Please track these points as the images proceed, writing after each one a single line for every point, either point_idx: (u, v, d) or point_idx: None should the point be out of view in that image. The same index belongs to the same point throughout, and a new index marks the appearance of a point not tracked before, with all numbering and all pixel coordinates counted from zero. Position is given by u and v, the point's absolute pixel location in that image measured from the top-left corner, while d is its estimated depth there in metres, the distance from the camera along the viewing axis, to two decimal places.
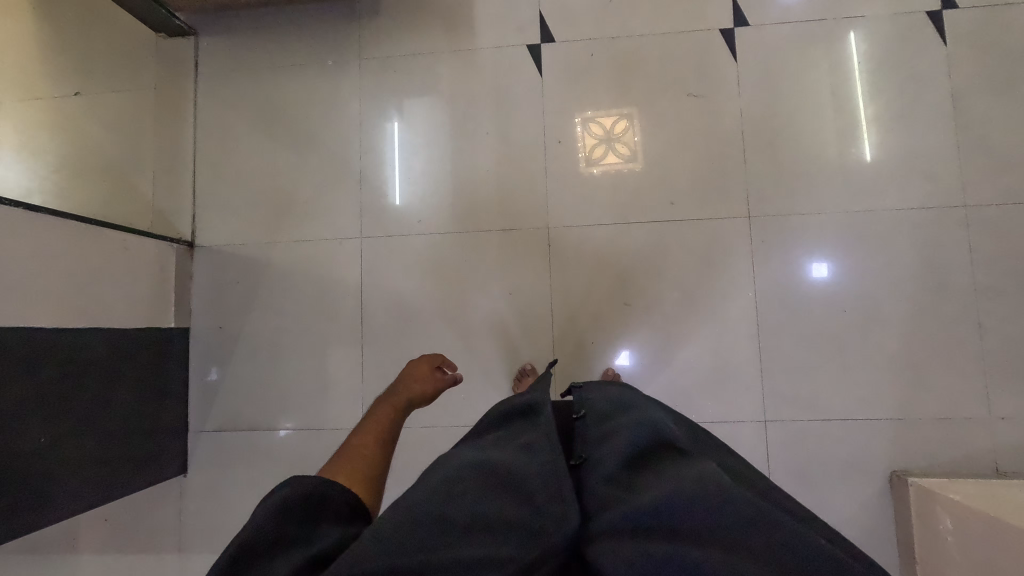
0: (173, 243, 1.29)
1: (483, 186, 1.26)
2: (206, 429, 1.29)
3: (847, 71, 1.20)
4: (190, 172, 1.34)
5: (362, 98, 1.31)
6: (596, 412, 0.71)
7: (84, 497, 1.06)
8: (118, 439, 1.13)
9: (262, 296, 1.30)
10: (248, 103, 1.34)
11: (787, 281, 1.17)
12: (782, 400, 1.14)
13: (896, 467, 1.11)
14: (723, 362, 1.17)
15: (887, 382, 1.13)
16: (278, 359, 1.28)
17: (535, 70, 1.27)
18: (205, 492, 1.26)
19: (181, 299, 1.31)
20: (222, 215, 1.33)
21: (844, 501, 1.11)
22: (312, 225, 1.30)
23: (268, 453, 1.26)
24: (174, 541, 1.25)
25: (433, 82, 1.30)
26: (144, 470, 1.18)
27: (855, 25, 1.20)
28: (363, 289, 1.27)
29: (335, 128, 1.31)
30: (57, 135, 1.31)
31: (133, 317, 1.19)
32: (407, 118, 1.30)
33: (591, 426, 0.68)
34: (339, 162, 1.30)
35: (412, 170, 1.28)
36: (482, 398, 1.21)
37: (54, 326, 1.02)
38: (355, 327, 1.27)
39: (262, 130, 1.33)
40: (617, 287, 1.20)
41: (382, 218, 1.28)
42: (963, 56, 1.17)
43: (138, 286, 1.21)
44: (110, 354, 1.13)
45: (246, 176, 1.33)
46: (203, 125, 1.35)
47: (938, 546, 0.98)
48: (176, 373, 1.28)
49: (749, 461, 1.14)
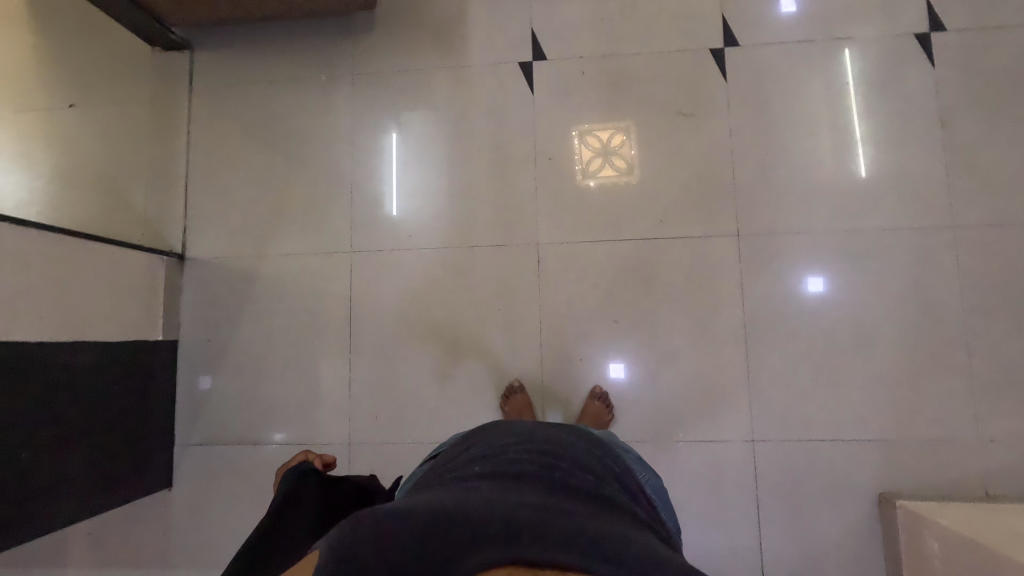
0: (163, 255, 1.29)
1: (472, 201, 1.27)
2: (192, 443, 1.28)
3: (836, 90, 1.20)
4: (182, 184, 1.35)
5: (353, 113, 1.32)
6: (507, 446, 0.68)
7: (68, 511, 1.05)
8: (104, 453, 1.12)
9: (252, 309, 1.30)
10: (241, 116, 1.35)
11: (778, 296, 1.17)
12: (770, 417, 1.14)
13: (886, 489, 1.10)
14: (711, 380, 1.16)
15: (875, 402, 1.12)
16: (265, 372, 1.28)
17: (525, 87, 1.28)
18: (190, 505, 1.26)
19: (170, 311, 1.30)
20: (213, 227, 1.33)
21: (835, 522, 1.10)
22: (302, 238, 1.30)
23: (253, 468, 1.25)
24: (159, 554, 1.25)
25: (425, 97, 1.31)
26: (129, 483, 1.18)
27: (843, 46, 1.21)
28: (352, 303, 1.27)
29: (327, 142, 1.32)
30: (51, 146, 1.32)
31: (122, 330, 1.19)
32: (398, 132, 1.30)
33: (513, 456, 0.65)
34: (330, 176, 1.31)
35: (402, 184, 1.29)
36: (469, 414, 1.21)
37: (42, 340, 1.02)
38: (344, 340, 1.26)
39: (255, 144, 1.34)
40: (605, 304, 1.20)
41: (371, 233, 1.28)
42: (951, 77, 1.18)
43: (128, 298, 1.21)
44: (100, 368, 1.13)
45: (237, 188, 1.33)
46: (196, 137, 1.35)
47: (925, 570, 0.97)
48: (164, 386, 1.27)
49: (737, 481, 1.13)
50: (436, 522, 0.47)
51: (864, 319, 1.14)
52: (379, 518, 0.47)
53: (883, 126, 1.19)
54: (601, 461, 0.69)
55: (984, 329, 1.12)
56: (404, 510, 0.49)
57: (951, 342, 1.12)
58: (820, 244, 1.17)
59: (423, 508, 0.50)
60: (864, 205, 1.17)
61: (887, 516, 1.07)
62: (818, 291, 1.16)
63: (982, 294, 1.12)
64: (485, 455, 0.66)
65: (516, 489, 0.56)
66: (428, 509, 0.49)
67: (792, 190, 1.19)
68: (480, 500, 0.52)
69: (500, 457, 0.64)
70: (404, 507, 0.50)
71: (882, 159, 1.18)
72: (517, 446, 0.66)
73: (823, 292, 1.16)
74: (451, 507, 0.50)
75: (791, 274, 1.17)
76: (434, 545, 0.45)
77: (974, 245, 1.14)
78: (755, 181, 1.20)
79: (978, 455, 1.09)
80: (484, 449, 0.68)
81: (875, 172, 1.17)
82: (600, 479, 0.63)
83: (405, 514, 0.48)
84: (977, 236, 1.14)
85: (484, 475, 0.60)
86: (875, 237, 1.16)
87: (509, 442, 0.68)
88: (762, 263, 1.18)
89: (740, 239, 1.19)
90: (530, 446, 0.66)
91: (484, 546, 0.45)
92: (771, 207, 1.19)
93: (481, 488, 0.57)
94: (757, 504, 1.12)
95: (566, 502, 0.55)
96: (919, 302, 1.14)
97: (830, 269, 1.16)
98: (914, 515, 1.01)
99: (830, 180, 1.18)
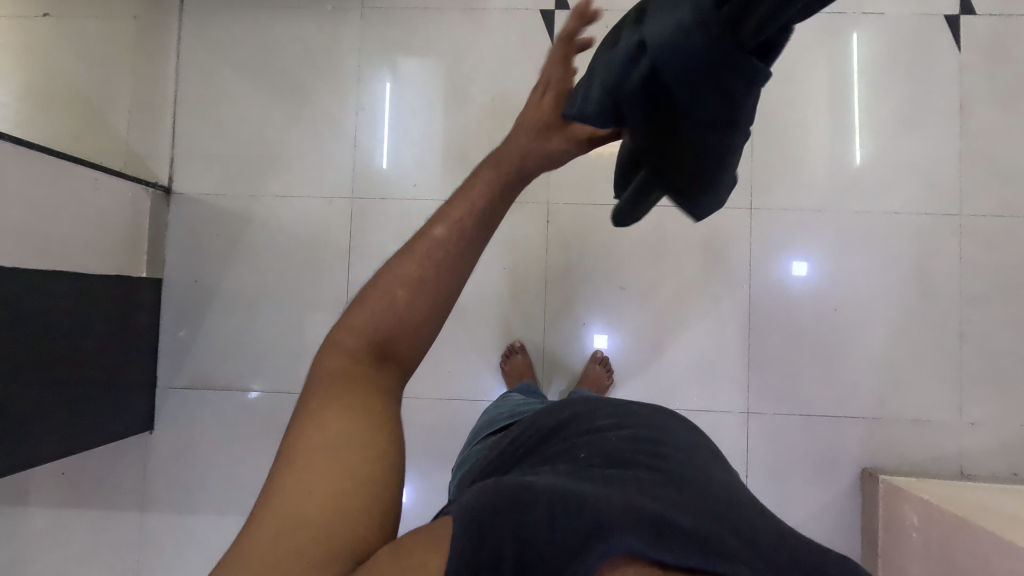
0: (148, 186, 1.21)
1: (483, 153, 1.22)
2: (175, 386, 1.23)
3: (862, 66, 1.18)
4: (171, 112, 1.25)
5: (361, 50, 1.23)
6: (576, 417, 0.58)
7: (45, 447, 1.00)
8: (83, 391, 1.07)
9: (242, 251, 1.23)
10: (237, 44, 1.25)
11: (782, 276, 1.17)
12: (765, 392, 1.16)
13: (868, 464, 1.14)
14: (710, 353, 1.16)
15: (867, 382, 1.15)
16: (253, 317, 1.23)
17: (546, 38, 1.22)
18: (171, 451, 1.22)
19: (155, 248, 1.23)
20: (204, 162, 1.25)
21: (816, 493, 1.14)
22: (300, 180, 1.23)
23: (238, 415, 1.21)
24: (137, 497, 1.21)
25: (439, 40, 1.23)
26: (108, 425, 1.13)
27: (873, 23, 1.19)
28: (351, 251, 1.22)
29: (330, 78, 1.23)
30: (21, 57, 1.20)
31: (103, 263, 1.12)
32: (409, 75, 1.23)
33: (581, 426, 0.56)
34: (333, 115, 1.23)
35: (410, 131, 1.22)
36: (467, 371, 1.19)
37: (18, 265, 0.94)
38: (339, 289, 1.22)
39: (252, 74, 1.25)
40: (613, 270, 1.18)
41: (375, 181, 1.22)
42: (975, 62, 1.17)
43: (109, 229, 1.13)
44: (79, 299, 1.06)
45: (232, 122, 1.24)
46: (187, 62, 1.25)
47: (902, 542, 1.01)
48: (146, 326, 1.21)
49: (728, 451, 1.15)
50: (560, 500, 0.37)
51: (866, 301, 1.16)
52: (488, 496, 0.37)
53: (904, 108, 1.17)
54: (674, 414, 0.60)
55: (978, 318, 1.14)
56: (514, 483, 0.39)
57: (944, 327, 1.15)
58: (829, 226, 1.17)
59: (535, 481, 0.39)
60: (875, 188, 1.17)
61: (868, 490, 1.11)
62: (802, 276, 1.16)
63: (978, 283, 1.15)
64: (561, 429, 0.57)
65: (604, 464, 0.46)
66: (542, 486, 0.39)
67: (807, 166, 1.18)
68: (578, 478, 0.42)
69: (573, 437, 0.54)
70: (514, 483, 0.39)
71: (897, 142, 1.17)
72: (606, 420, 0.55)
73: (807, 276, 1.16)
74: (557, 481, 0.40)
75: (797, 254, 1.17)
76: (565, 529, 0.36)
77: (977, 234, 1.15)
78: (773, 156, 1.18)
79: (958, 437, 1.14)
80: (554, 420, 0.60)
81: (890, 155, 1.17)
82: (701, 448, 0.53)
83: (502, 489, 0.38)
84: (981, 226, 1.15)
85: (565, 453, 0.50)
86: (884, 220, 1.16)
87: (591, 414, 0.58)
88: (772, 240, 1.17)
89: (752, 213, 1.18)
90: (603, 412, 0.58)
91: (611, 534, 0.35)
92: (788, 183, 1.18)
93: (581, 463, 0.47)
94: (745, 475, 1.15)
95: (663, 469, 0.45)
96: (919, 287, 1.15)
97: (837, 251, 1.16)
98: (896, 490, 1.04)
99: (847, 160, 1.17)
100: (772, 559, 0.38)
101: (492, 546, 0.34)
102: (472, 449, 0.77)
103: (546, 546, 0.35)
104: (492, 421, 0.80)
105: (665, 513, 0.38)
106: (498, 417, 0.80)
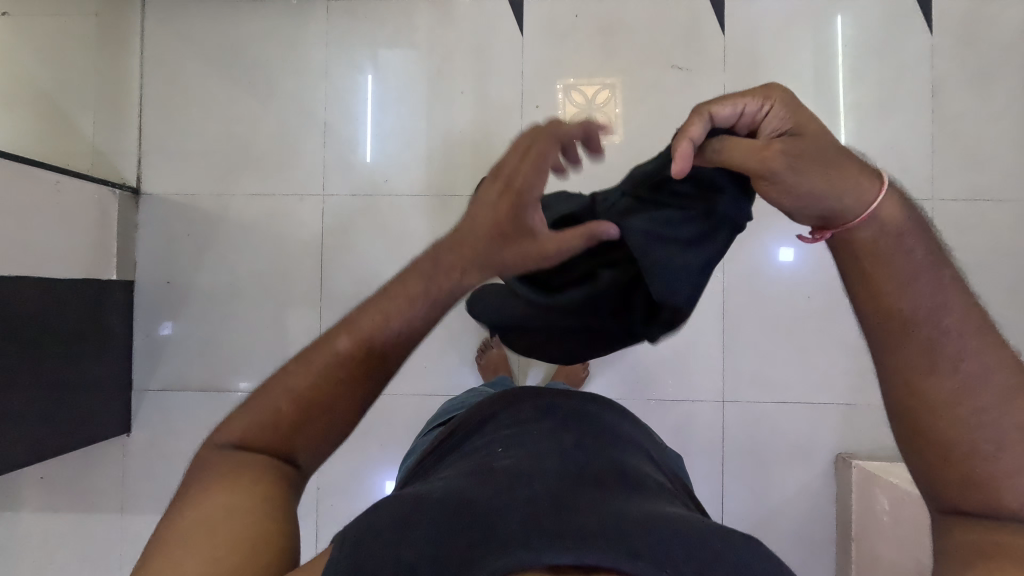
0: (114, 187, 1.20)
1: (455, 147, 1.21)
2: (151, 387, 1.23)
3: (834, 52, 1.17)
4: (136, 111, 1.23)
5: (328, 43, 1.22)
6: (505, 420, 0.59)
7: (17, 454, 1.00)
8: (55, 397, 1.06)
9: (214, 251, 1.22)
10: (203, 40, 1.23)
11: (756, 263, 1.16)
12: (740, 380, 1.16)
13: (842, 449, 1.15)
14: (683, 344, 1.17)
15: (842, 368, 1.16)
16: (227, 317, 1.22)
17: (515, 29, 1.20)
18: (150, 452, 1.22)
19: (125, 250, 1.22)
20: (172, 162, 1.23)
21: (792, 478, 1.15)
22: (270, 178, 1.22)
23: (215, 415, 1.21)
24: (118, 499, 1.21)
25: (407, 32, 1.21)
26: (84, 429, 1.12)
27: (845, 7, 1.17)
28: (324, 249, 1.21)
29: (298, 74, 1.22)
30: None
31: (71, 266, 1.11)
32: (378, 68, 1.21)
33: (504, 428, 0.58)
34: (301, 111, 1.22)
35: (380, 125, 1.21)
36: (444, 366, 1.19)
37: None
38: (313, 288, 1.21)
39: (218, 71, 1.23)
40: None
41: (346, 177, 1.21)
42: (947, 45, 1.16)
43: (75, 232, 1.12)
44: (47, 305, 1.05)
45: (200, 120, 1.23)
46: (152, 60, 1.23)
47: (875, 525, 1.02)
48: (120, 329, 1.20)
49: (704, 438, 1.16)
50: (447, 516, 0.43)
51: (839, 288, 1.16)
52: (383, 515, 0.44)
53: (876, 94, 1.17)
54: (605, 407, 0.62)
55: None
56: (408, 502, 0.45)
57: None
58: None
59: (430, 499, 0.45)
60: None
61: (842, 474, 1.12)
62: (788, 261, 1.16)
63: None
64: (488, 432, 0.59)
65: (513, 469, 0.48)
66: (438, 497, 0.45)
67: None
68: (475, 492, 0.45)
69: (494, 440, 0.56)
70: (408, 500, 0.45)
71: (871, 128, 1.16)
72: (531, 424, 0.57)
73: (793, 263, 1.16)
74: (452, 496, 0.45)
75: (770, 242, 1.16)
76: (450, 549, 0.40)
77: (949, 218, 1.15)
78: None
79: None
80: (483, 421, 0.62)
81: (863, 141, 1.16)
82: (623, 451, 0.55)
83: (392, 510, 0.44)
84: (951, 210, 1.15)
85: (481, 459, 0.53)
86: None
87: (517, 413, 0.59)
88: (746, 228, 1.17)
89: None
90: (529, 411, 0.59)
91: (495, 554, 0.38)
92: None
93: (489, 471, 0.49)
94: (721, 461, 1.16)
95: (568, 475, 0.48)
96: None
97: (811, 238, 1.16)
98: (868, 474, 1.05)
99: None
100: (665, 549, 0.39)
101: (374, 557, 0.40)
102: (424, 436, 0.78)
103: (431, 547, 0.40)
104: (444, 412, 0.80)
105: (553, 522, 0.41)
106: (448, 409, 0.80)
